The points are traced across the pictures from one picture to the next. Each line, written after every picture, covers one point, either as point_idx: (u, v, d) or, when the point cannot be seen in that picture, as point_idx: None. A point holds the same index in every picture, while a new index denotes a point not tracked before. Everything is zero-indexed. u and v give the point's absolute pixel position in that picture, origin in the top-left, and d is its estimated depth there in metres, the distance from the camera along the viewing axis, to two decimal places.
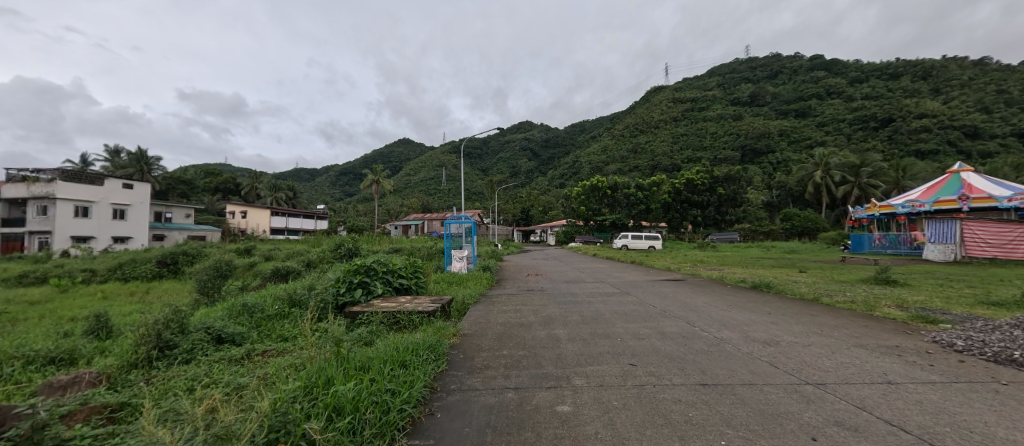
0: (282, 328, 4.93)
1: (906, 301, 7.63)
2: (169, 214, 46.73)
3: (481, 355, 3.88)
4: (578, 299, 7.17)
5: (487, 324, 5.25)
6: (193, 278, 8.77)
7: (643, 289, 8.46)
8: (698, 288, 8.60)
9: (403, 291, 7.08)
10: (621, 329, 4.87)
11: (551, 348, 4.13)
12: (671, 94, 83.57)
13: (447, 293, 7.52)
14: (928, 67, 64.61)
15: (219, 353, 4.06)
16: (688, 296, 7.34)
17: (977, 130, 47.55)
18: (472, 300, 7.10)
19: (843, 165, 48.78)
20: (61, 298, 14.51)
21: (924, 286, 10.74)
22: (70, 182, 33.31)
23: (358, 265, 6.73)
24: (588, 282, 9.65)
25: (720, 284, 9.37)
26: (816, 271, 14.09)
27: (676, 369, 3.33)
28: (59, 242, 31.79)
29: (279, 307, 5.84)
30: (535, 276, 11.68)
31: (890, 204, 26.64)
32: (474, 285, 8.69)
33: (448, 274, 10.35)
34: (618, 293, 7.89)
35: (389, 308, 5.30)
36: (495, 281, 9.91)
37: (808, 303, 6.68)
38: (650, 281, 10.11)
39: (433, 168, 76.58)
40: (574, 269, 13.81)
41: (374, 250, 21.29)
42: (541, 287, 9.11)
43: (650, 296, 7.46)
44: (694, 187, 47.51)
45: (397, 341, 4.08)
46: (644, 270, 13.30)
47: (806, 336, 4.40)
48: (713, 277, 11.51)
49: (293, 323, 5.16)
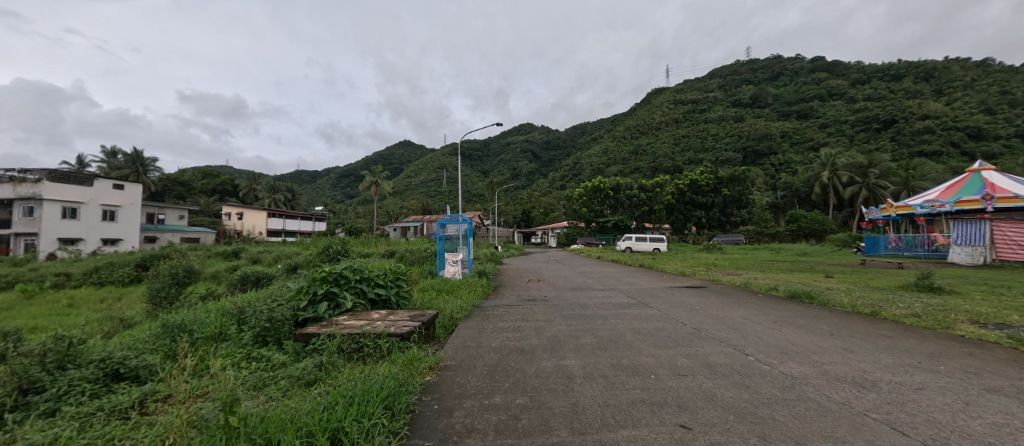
0: (206, 357, 3.77)
1: (976, 314, 6.43)
2: (161, 216, 45.62)
3: (464, 406, 2.72)
4: (589, 313, 6.02)
5: (477, 351, 4.08)
6: (146, 286, 7.68)
7: (663, 299, 7.28)
8: (725, 298, 7.37)
9: (380, 304, 5.93)
10: (652, 358, 3.71)
11: (562, 392, 2.97)
12: (672, 96, 82.61)
13: (432, 305, 6.32)
14: (930, 68, 63.62)
15: (101, 401, 2.93)
16: (719, 308, 6.17)
17: (981, 131, 46.48)
18: (461, 314, 5.93)
19: (851, 165, 47.36)
20: (24, 305, 13.49)
21: (972, 293, 9.52)
22: (58, 183, 32.33)
23: (327, 272, 5.59)
24: (598, 291, 8.44)
25: (748, 293, 8.15)
26: (842, 276, 12.85)
27: (754, 441, 2.17)
28: (45, 245, 30.66)
29: (216, 326, 4.67)
30: (537, 282, 10.52)
31: (907, 205, 25.37)
32: (467, 295, 7.54)
33: (438, 280, 9.20)
34: (635, 304, 6.71)
35: (352, 329, 4.14)
36: (492, 289, 8.76)
37: (870, 318, 5.45)
38: (666, 289, 8.87)
39: (432, 170, 75.70)
40: (579, 274, 12.58)
41: (366, 252, 20.22)
42: (544, 296, 7.95)
43: (674, 308, 6.31)
44: (699, 188, 46.36)
45: (345, 384, 2.94)
46: (654, 275, 12.08)
47: (909, 374, 3.21)
48: (734, 283, 10.30)
49: (224, 351, 4.00)
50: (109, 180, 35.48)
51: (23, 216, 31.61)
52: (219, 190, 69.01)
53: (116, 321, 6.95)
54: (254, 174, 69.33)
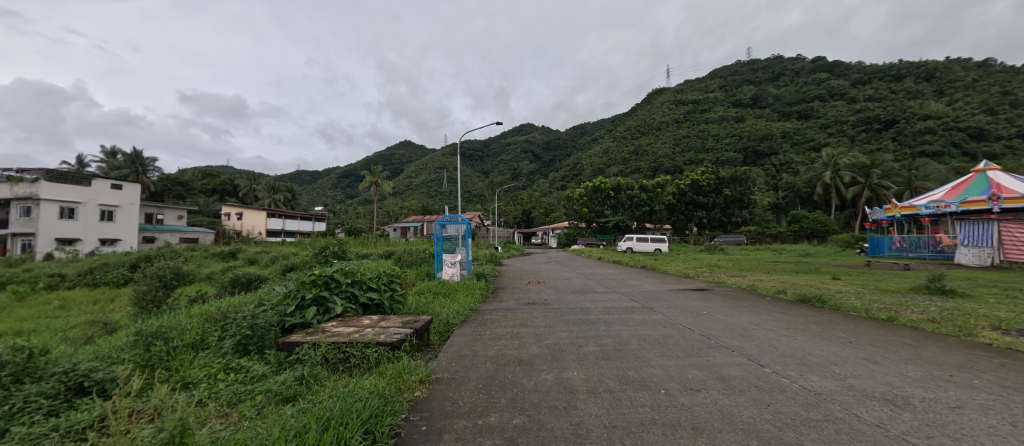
0: (180, 369, 3.51)
1: (995, 319, 6.15)
2: (160, 216, 45.40)
3: (455, 428, 2.46)
4: (592, 318, 5.77)
5: (472, 361, 3.81)
6: (132, 289, 7.44)
7: (669, 303, 7.01)
8: (731, 302, 7.09)
9: (373, 308, 5.68)
10: (661, 371, 3.43)
11: (564, 409, 2.71)
12: (673, 97, 82.33)
13: (428, 309, 6.06)
14: (931, 68, 63.31)
15: (59, 420, 2.68)
16: (728, 313, 5.91)
17: (982, 132, 46.19)
18: (458, 319, 5.66)
19: (852, 165, 47.39)
20: (14, 307, 13.24)
21: (984, 296, 9.24)
22: (56, 182, 32.11)
23: (317, 275, 5.33)
24: (600, 294, 8.17)
25: (756, 296, 7.86)
26: (849, 278, 12.57)
27: None
28: (42, 245, 30.42)
29: (197, 334, 4.41)
30: (537, 284, 10.23)
31: (912, 205, 25.09)
32: (465, 298, 7.28)
33: (435, 283, 8.93)
34: (639, 308, 6.45)
35: (338, 337, 3.87)
36: (491, 292, 8.48)
37: (888, 325, 5.17)
38: (670, 292, 8.57)
39: (432, 170, 75.44)
40: (580, 276, 12.28)
41: (365, 253, 19.97)
42: (545, 299, 7.67)
43: (680, 313, 6.05)
44: (700, 189, 46.15)
45: (325, 403, 2.67)
46: (656, 277, 11.79)
47: (945, 391, 2.93)
48: (739, 285, 10.02)
49: (201, 363, 3.73)
50: (108, 179, 35.25)
51: (21, 216, 31.39)
52: (219, 190, 68.81)
53: (100, 325, 6.70)
54: (253, 174, 69.16)
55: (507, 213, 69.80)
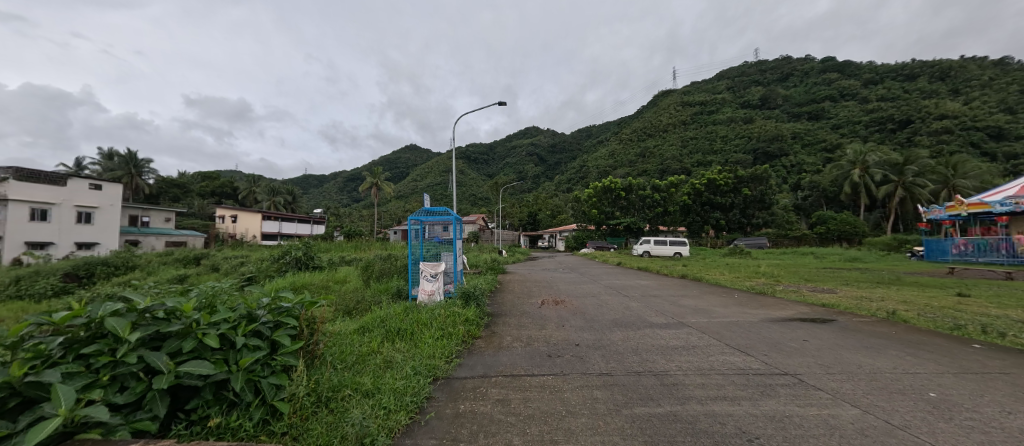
0: None
1: None
2: (146, 219, 42.07)
3: None
4: (710, 412, 2.60)
5: None
6: None
7: (813, 358, 3.74)
8: (941, 359, 3.69)
9: (188, 392, 2.46)
10: None
11: None
12: (679, 99, 78.99)
13: (336, 407, 2.80)
14: (946, 67, 59.28)
15: None
16: (1010, 405, 2.63)
17: (1002, 131, 42.91)
18: (388, 431, 2.41)
19: (883, 163, 42.47)
20: None
21: None
22: (26, 182, 29.34)
23: (60, 317, 2.25)
24: (667, 333, 4.87)
25: (947, 341, 4.44)
26: (980, 297, 9.05)
27: None
28: (8, 250, 27.25)
29: None
30: (555, 306, 7.12)
31: (983, 202, 21.51)
32: (432, 347, 4.03)
33: (397, 309, 5.72)
34: (774, 376, 3.24)
35: None
36: (481, 328, 5.19)
37: None
38: (779, 327, 5.22)
39: (439, 173, 70.86)
40: (611, 292, 8.98)
41: (344, 259, 16.92)
42: (578, 344, 4.42)
43: (883, 396, 2.83)
44: (717, 188, 42.80)
45: None
46: (715, 295, 8.38)
47: None
48: (861, 312, 6.48)
49: None
50: (85, 179, 32.09)
51: None
52: (217, 193, 66.74)
53: None
54: (253, 177, 67.11)
55: (511, 215, 66.06)
